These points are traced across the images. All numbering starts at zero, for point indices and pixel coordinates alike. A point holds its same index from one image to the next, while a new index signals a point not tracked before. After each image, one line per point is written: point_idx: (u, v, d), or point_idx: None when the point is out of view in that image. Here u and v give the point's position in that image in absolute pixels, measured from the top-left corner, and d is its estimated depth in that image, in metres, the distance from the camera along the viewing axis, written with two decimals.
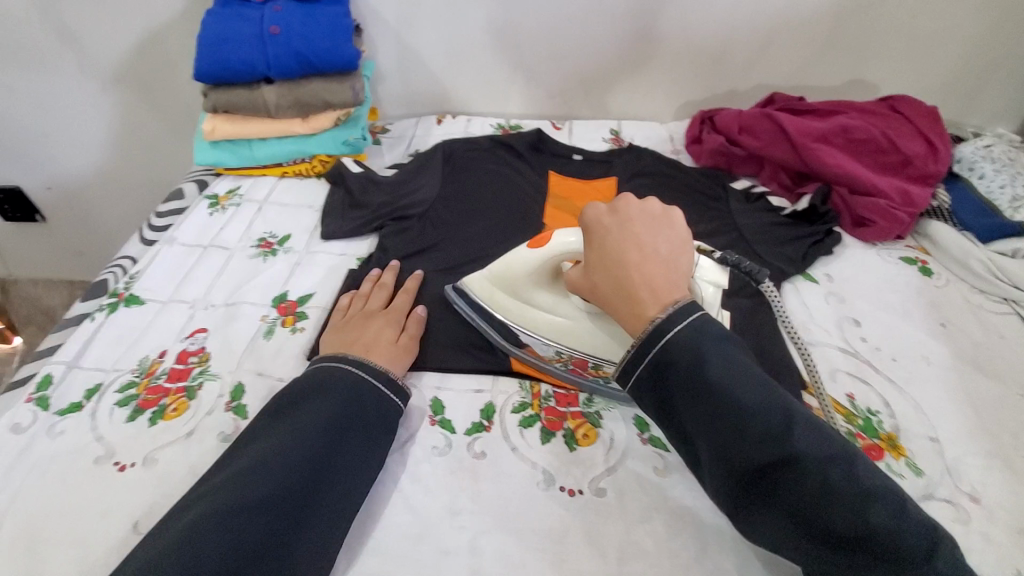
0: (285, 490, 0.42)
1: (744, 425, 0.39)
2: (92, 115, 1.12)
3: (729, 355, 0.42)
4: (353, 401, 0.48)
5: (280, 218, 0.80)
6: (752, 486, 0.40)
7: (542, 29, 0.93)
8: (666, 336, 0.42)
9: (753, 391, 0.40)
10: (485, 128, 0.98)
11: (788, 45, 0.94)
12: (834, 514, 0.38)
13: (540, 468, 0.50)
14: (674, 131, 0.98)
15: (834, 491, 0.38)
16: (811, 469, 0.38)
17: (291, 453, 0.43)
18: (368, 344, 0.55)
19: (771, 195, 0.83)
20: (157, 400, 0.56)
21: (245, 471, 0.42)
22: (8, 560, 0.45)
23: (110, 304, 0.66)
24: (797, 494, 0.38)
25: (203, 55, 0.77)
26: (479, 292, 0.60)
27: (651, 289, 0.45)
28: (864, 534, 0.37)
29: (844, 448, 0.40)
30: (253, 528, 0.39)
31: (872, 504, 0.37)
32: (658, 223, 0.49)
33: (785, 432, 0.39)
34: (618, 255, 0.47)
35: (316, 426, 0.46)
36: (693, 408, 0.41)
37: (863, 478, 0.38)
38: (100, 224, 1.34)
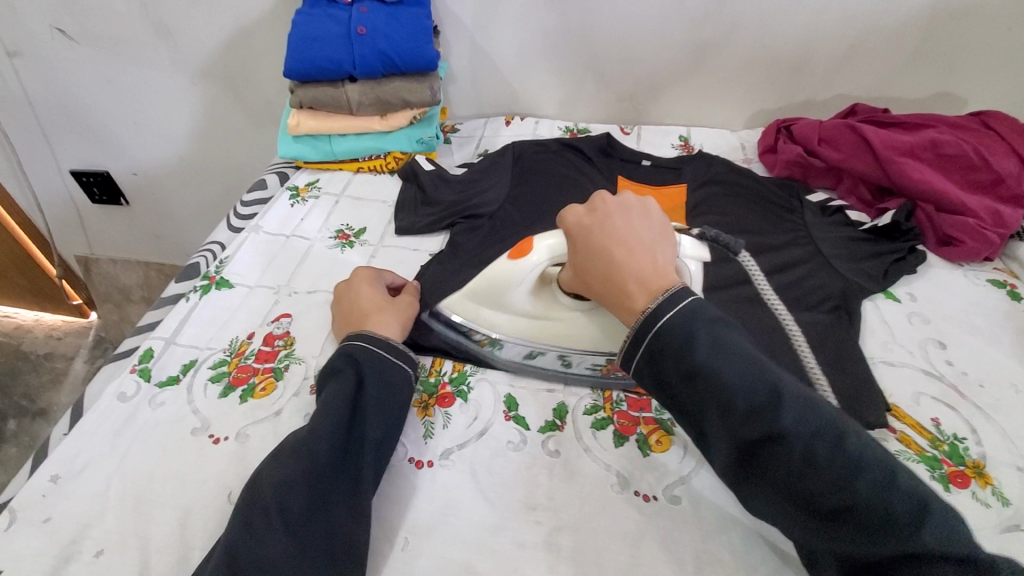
0: (317, 465, 0.44)
1: (732, 404, 0.41)
2: (179, 107, 1.19)
3: (720, 336, 0.43)
4: (375, 376, 0.50)
5: (356, 211, 0.83)
6: (748, 464, 0.41)
7: (617, 33, 0.93)
8: (659, 321, 0.45)
9: (742, 370, 0.42)
10: (553, 131, 0.99)
11: (871, 55, 0.91)
12: (821, 487, 0.39)
13: (614, 471, 0.51)
14: (745, 139, 0.96)
15: (819, 465, 0.39)
16: (796, 444, 0.39)
17: (322, 430, 0.46)
18: (366, 316, 0.57)
19: (849, 209, 0.80)
20: (246, 378, 0.59)
21: (289, 449, 0.46)
22: (118, 517, 0.49)
23: (203, 286, 0.70)
24: (785, 470, 0.40)
25: (293, 53, 0.80)
26: (461, 310, 0.60)
27: (639, 275, 0.48)
28: (852, 504, 0.38)
29: (831, 424, 0.40)
30: (295, 501, 0.43)
31: (857, 475, 0.38)
32: (634, 214, 0.53)
33: (773, 407, 0.40)
34: (606, 255, 0.50)
35: (340, 401, 0.48)
36: (685, 391, 0.43)
37: (849, 448, 0.39)
38: (178, 210, 1.42)
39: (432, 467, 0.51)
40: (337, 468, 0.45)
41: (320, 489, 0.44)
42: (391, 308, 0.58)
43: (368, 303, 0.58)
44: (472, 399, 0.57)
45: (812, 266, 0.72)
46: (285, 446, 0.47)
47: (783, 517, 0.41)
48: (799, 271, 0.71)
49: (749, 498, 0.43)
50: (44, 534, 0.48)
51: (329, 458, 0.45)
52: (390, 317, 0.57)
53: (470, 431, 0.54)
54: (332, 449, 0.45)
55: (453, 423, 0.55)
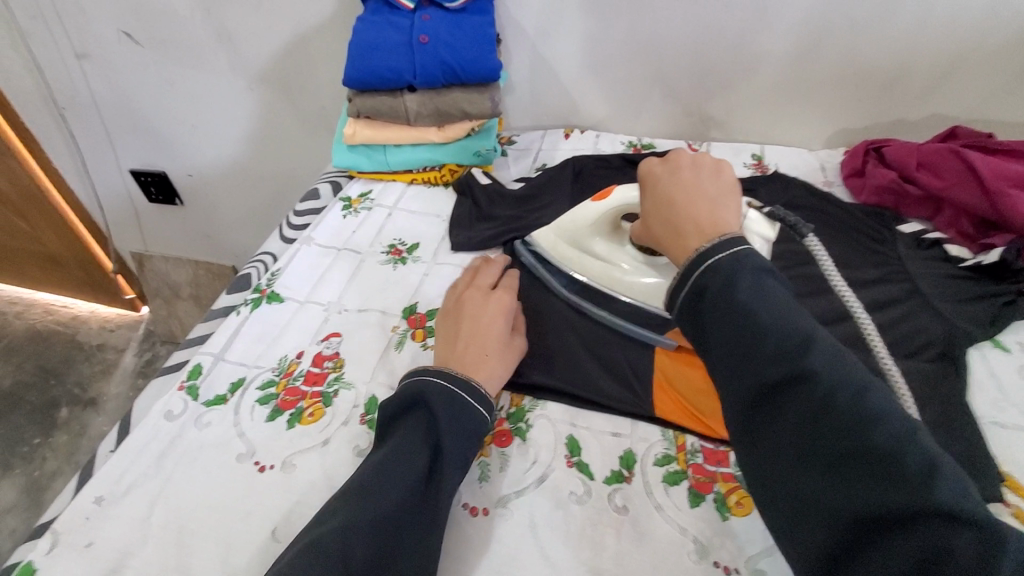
0: (386, 517, 0.41)
1: (759, 342, 0.38)
2: (236, 111, 1.20)
3: (762, 283, 0.41)
4: (455, 420, 0.47)
5: (410, 225, 0.80)
6: (758, 407, 0.38)
7: (689, 45, 0.88)
8: (709, 261, 0.43)
9: (775, 314, 0.39)
10: (615, 146, 0.94)
11: (977, 73, 0.82)
12: (835, 432, 0.34)
13: (690, 537, 0.46)
14: (825, 160, 0.89)
15: (837, 408, 0.35)
16: (820, 386, 0.36)
17: (394, 473, 0.43)
18: (482, 341, 0.55)
19: (948, 243, 0.72)
20: (295, 402, 0.57)
21: (356, 489, 0.42)
22: (160, 547, 0.47)
23: (254, 300, 0.69)
24: (798, 413, 0.36)
25: (354, 62, 0.78)
26: (544, 242, 0.69)
27: (695, 219, 0.48)
28: (864, 452, 0.33)
29: (862, 377, 0.36)
30: (360, 555, 0.39)
31: (876, 423, 0.34)
32: (703, 171, 0.53)
33: (798, 350, 0.37)
34: (669, 201, 0.51)
35: (416, 444, 0.45)
36: (713, 328, 0.41)
37: (873, 400, 0.35)
38: (229, 212, 1.43)
39: (489, 515, 0.47)
40: (404, 522, 0.42)
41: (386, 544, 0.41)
42: (504, 347, 0.56)
43: (488, 332, 0.56)
44: (531, 439, 0.53)
45: (909, 306, 0.65)
46: (350, 484, 0.44)
47: (784, 468, 0.36)
48: (893, 312, 0.64)
49: (753, 452, 0.38)
50: (85, 560, 0.46)
51: (397, 510, 0.42)
52: (502, 360, 0.55)
53: (529, 477, 0.50)
54: (404, 496, 0.42)
55: (510, 467, 0.51)
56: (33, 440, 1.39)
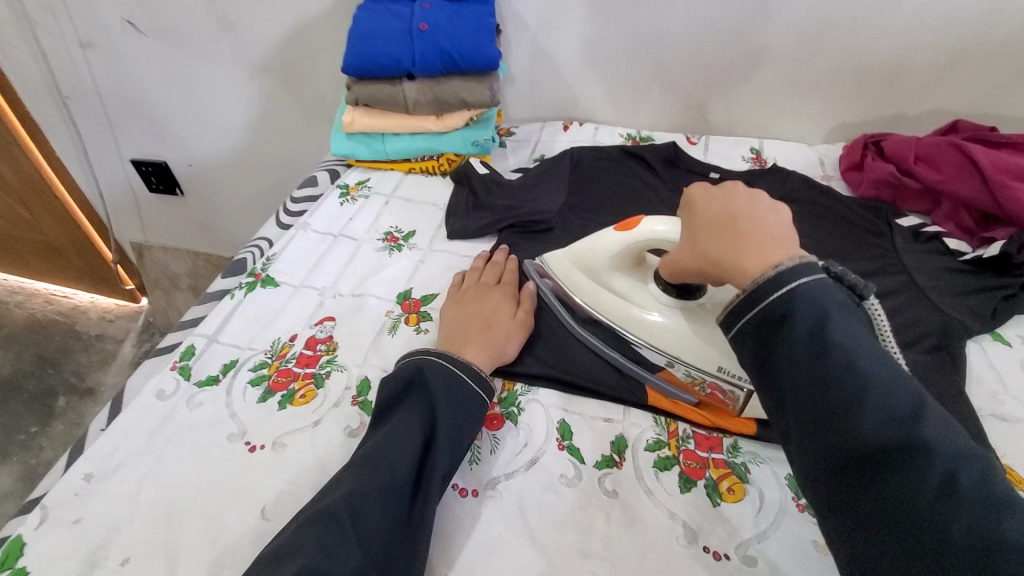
0: (391, 487, 0.42)
1: (864, 396, 0.34)
2: (238, 101, 1.20)
3: (855, 328, 0.37)
4: (453, 399, 0.48)
5: (406, 213, 0.80)
6: (858, 471, 0.34)
7: (690, 37, 0.88)
8: (790, 286, 0.39)
9: (881, 367, 0.35)
10: (614, 138, 0.94)
11: (978, 69, 0.82)
12: (956, 515, 0.30)
13: (680, 522, 0.45)
14: (825, 154, 0.89)
15: (957, 487, 0.31)
16: (937, 457, 0.31)
17: (402, 444, 0.45)
18: (489, 317, 0.58)
19: (946, 236, 0.72)
20: (286, 384, 0.57)
21: (365, 458, 0.44)
22: (148, 525, 0.47)
23: (249, 284, 0.69)
24: (911, 485, 0.31)
25: (354, 49, 0.78)
26: (558, 268, 0.62)
27: (754, 244, 0.43)
28: (993, 545, 0.29)
29: (980, 456, 0.32)
30: (367, 522, 0.41)
31: (1006, 515, 0.29)
32: (762, 200, 0.47)
33: (912, 414, 0.33)
34: (732, 218, 0.46)
35: (417, 423, 0.46)
36: (801, 368, 0.37)
37: (998, 486, 0.31)
38: (229, 203, 1.43)
39: (478, 497, 0.47)
40: (406, 494, 0.43)
41: (397, 508, 0.42)
42: (506, 322, 0.58)
43: (490, 313, 0.59)
44: (523, 423, 0.53)
45: (906, 298, 0.65)
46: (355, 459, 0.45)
47: (891, 548, 0.31)
48: (889, 304, 0.64)
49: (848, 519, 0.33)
50: (74, 536, 0.46)
51: (400, 481, 0.43)
52: (510, 329, 0.58)
53: (519, 460, 0.50)
54: (407, 468, 0.44)
55: (501, 449, 0.51)
56: (30, 429, 1.39)
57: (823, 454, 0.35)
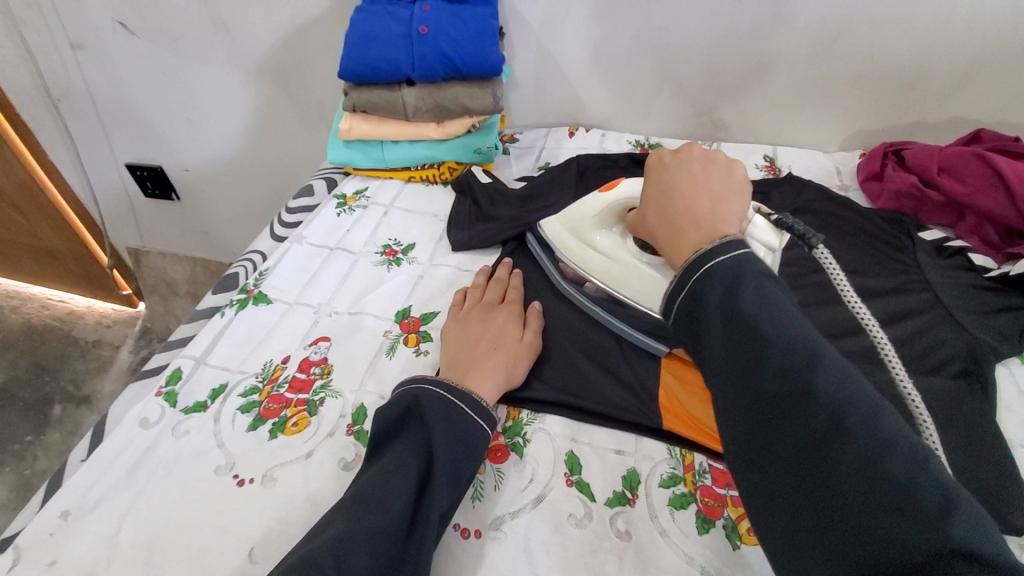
0: (383, 531, 0.39)
1: (763, 356, 0.34)
2: (233, 105, 1.17)
3: (769, 290, 0.37)
4: (449, 431, 0.45)
5: (407, 225, 0.77)
6: (758, 427, 0.34)
7: (701, 41, 0.84)
8: (709, 265, 0.39)
9: (784, 326, 0.35)
10: (622, 145, 0.91)
11: (1003, 75, 0.79)
12: (844, 459, 0.30)
13: (698, 568, 0.42)
14: (841, 163, 0.85)
15: (848, 432, 0.30)
16: (829, 407, 0.31)
17: (393, 482, 0.41)
18: (494, 340, 0.55)
19: (971, 251, 0.68)
20: (278, 411, 0.54)
21: (355, 498, 0.40)
22: (128, 566, 0.44)
23: (240, 301, 0.66)
24: (802, 434, 0.32)
25: (351, 53, 0.75)
26: (549, 230, 0.66)
27: (694, 218, 0.45)
28: (876, 483, 0.29)
29: (874, 399, 0.31)
30: (358, 570, 0.37)
31: (889, 454, 0.29)
32: (714, 167, 0.49)
33: (806, 366, 0.33)
34: (671, 195, 0.48)
35: (409, 459, 0.42)
36: (712, 337, 0.37)
37: (885, 424, 0.30)
38: (226, 208, 1.40)
39: (480, 538, 0.44)
40: (398, 539, 0.40)
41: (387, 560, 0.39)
42: (507, 347, 0.54)
43: (495, 334, 0.55)
44: (528, 455, 0.50)
45: (930, 317, 0.61)
46: (347, 496, 0.42)
47: (786, 498, 0.32)
48: (913, 324, 0.61)
49: (752, 476, 0.34)
50: None
51: (392, 525, 0.40)
52: (516, 351, 0.54)
53: (525, 497, 0.47)
54: (403, 511, 0.40)
55: (505, 484, 0.47)
56: (25, 438, 1.36)
57: (731, 414, 0.35)
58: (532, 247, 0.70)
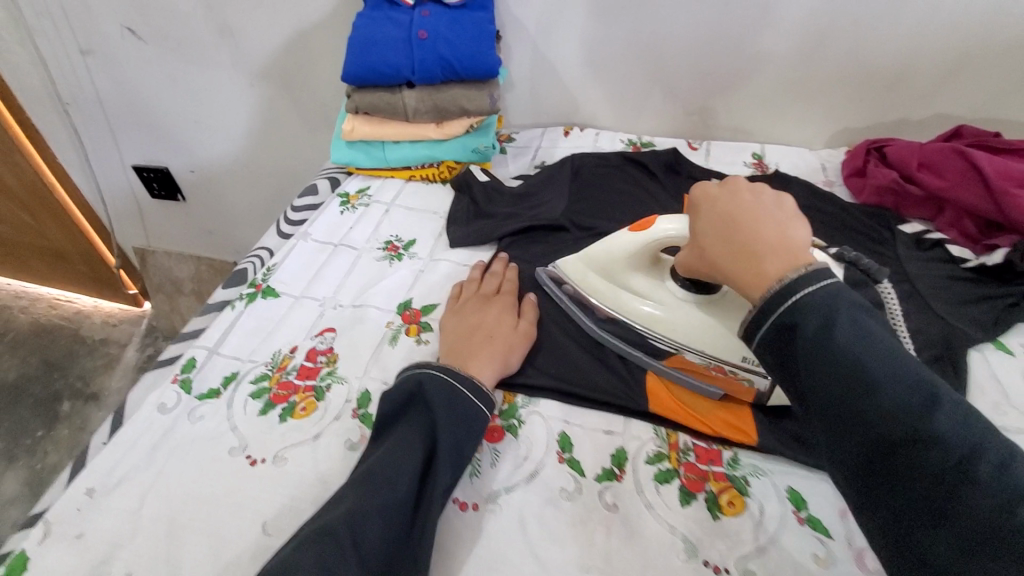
0: (393, 504, 0.42)
1: (872, 395, 0.34)
2: (238, 107, 1.20)
3: (869, 326, 0.36)
4: (451, 413, 0.48)
5: (407, 222, 0.80)
6: (875, 470, 0.33)
7: (690, 43, 0.87)
8: (795, 298, 0.38)
9: (894, 365, 0.34)
10: (615, 144, 0.94)
11: (982, 73, 0.81)
12: (971, 508, 0.30)
13: (680, 536, 0.45)
14: (826, 160, 0.88)
15: (974, 478, 0.30)
16: (952, 451, 0.31)
17: (403, 460, 0.44)
18: (491, 330, 0.58)
19: (950, 243, 0.70)
20: (287, 397, 0.57)
21: (364, 475, 0.44)
22: (150, 538, 0.47)
23: (249, 294, 0.69)
24: (921, 479, 0.31)
25: (353, 57, 0.78)
26: (572, 273, 0.63)
27: (768, 246, 0.42)
28: (1006, 536, 0.28)
29: (997, 441, 0.31)
30: (370, 537, 0.40)
31: (1023, 506, 0.28)
32: (769, 194, 0.48)
33: (922, 409, 0.32)
34: (733, 222, 0.46)
35: (416, 440, 0.46)
36: (811, 373, 0.36)
37: (1016, 475, 0.30)
38: (231, 208, 1.43)
39: (478, 511, 0.47)
40: (407, 511, 0.43)
41: (398, 527, 0.42)
42: (503, 337, 0.57)
43: (492, 324, 0.59)
44: (523, 436, 0.53)
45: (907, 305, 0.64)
46: (356, 475, 0.45)
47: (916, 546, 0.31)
48: None
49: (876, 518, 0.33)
50: (77, 551, 0.46)
51: (401, 497, 0.43)
52: (511, 340, 0.58)
53: (520, 473, 0.50)
54: (411, 485, 0.44)
55: (501, 462, 0.51)
56: (36, 433, 1.40)
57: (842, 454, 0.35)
58: (548, 286, 0.66)
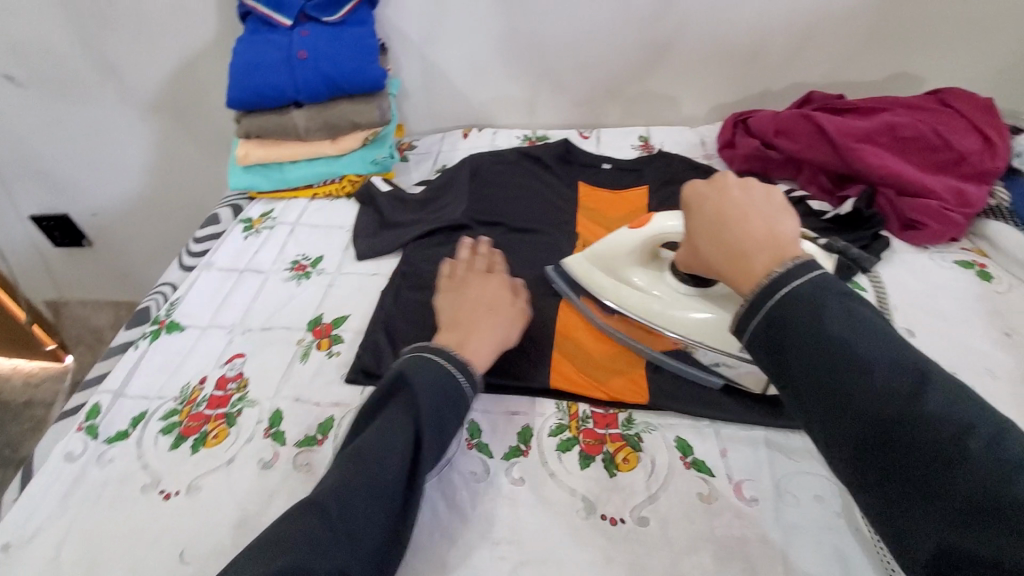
0: (378, 483, 0.43)
1: (865, 379, 0.35)
2: (134, 144, 1.16)
3: (855, 311, 0.38)
4: (439, 396, 0.49)
5: (313, 239, 0.81)
6: (870, 450, 0.35)
7: (567, 38, 0.92)
8: (784, 290, 0.40)
9: (881, 348, 0.36)
10: (512, 140, 0.98)
11: (825, 42, 0.90)
12: (965, 478, 0.31)
13: (580, 496, 0.49)
14: (705, 135, 0.95)
15: (963, 452, 0.31)
16: (942, 427, 0.32)
17: (392, 441, 0.45)
18: (491, 304, 0.59)
19: (811, 199, 0.78)
20: (198, 427, 0.57)
21: (353, 454, 0.45)
22: None
23: (153, 332, 0.69)
24: (915, 455, 0.33)
25: (236, 83, 0.79)
26: (575, 268, 0.65)
27: (755, 242, 0.44)
28: (1000, 505, 0.30)
29: (991, 418, 0.32)
30: (353, 516, 0.41)
31: (1013, 475, 0.30)
32: (755, 190, 0.49)
33: (911, 389, 0.34)
34: (723, 223, 0.47)
35: (402, 428, 0.46)
36: (804, 358, 0.38)
37: (1006, 446, 0.31)
38: (143, 248, 1.39)
39: None
40: (393, 488, 0.44)
41: (382, 503, 0.43)
42: (501, 314, 0.59)
43: (489, 300, 0.59)
44: None
45: None
46: (342, 460, 0.45)
47: (915, 521, 0.32)
48: None
49: (871, 494, 0.35)
50: None
51: (388, 479, 0.44)
52: (502, 321, 0.58)
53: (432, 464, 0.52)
54: (399, 465, 0.44)
55: None
56: None
57: (836, 436, 0.36)
58: (554, 283, 0.68)
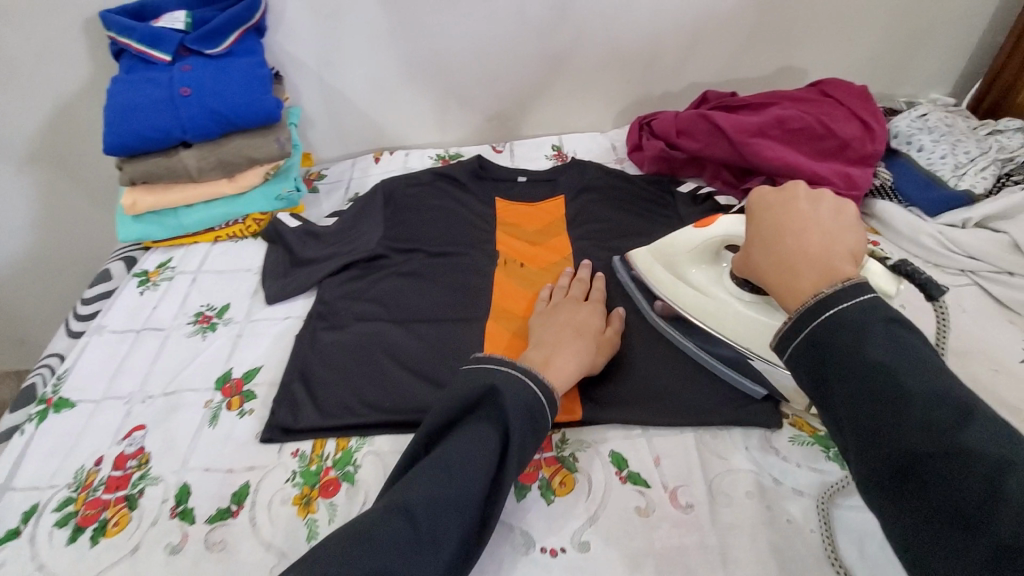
0: (461, 497, 0.41)
1: (905, 408, 0.34)
2: (12, 199, 1.05)
3: (902, 338, 0.36)
4: (527, 414, 0.46)
5: (217, 287, 0.75)
6: (905, 482, 0.33)
7: (469, 54, 0.91)
8: (832, 309, 0.39)
9: (926, 379, 0.35)
10: (424, 161, 0.96)
11: (715, 42, 0.94)
12: (1003, 519, 0.29)
13: (518, 531, 0.48)
14: (616, 139, 0.97)
15: (1002, 492, 0.29)
16: (980, 462, 0.31)
17: (480, 454, 0.43)
18: (579, 327, 0.58)
19: (718, 194, 0.81)
20: (96, 515, 0.51)
21: (438, 461, 0.43)
22: None
23: (39, 413, 0.61)
24: (953, 491, 0.31)
25: (113, 127, 0.72)
26: (639, 260, 0.66)
27: (807, 257, 0.44)
28: None
29: None
30: (432, 524, 0.40)
31: None
32: (827, 203, 0.48)
33: (953, 422, 0.32)
34: (780, 233, 0.47)
35: (490, 446, 0.44)
36: (844, 380, 0.36)
37: None
38: (39, 310, 1.25)
39: None
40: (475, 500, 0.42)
41: (465, 516, 0.41)
42: (585, 334, 0.57)
43: (574, 326, 0.58)
44: (360, 481, 0.52)
45: None
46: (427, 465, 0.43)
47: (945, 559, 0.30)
48: None
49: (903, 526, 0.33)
50: None
51: (474, 492, 0.42)
52: (582, 344, 0.56)
53: None
54: (483, 481, 0.42)
55: (339, 516, 0.50)
56: None
57: (870, 463, 0.35)
58: (621, 275, 0.69)
